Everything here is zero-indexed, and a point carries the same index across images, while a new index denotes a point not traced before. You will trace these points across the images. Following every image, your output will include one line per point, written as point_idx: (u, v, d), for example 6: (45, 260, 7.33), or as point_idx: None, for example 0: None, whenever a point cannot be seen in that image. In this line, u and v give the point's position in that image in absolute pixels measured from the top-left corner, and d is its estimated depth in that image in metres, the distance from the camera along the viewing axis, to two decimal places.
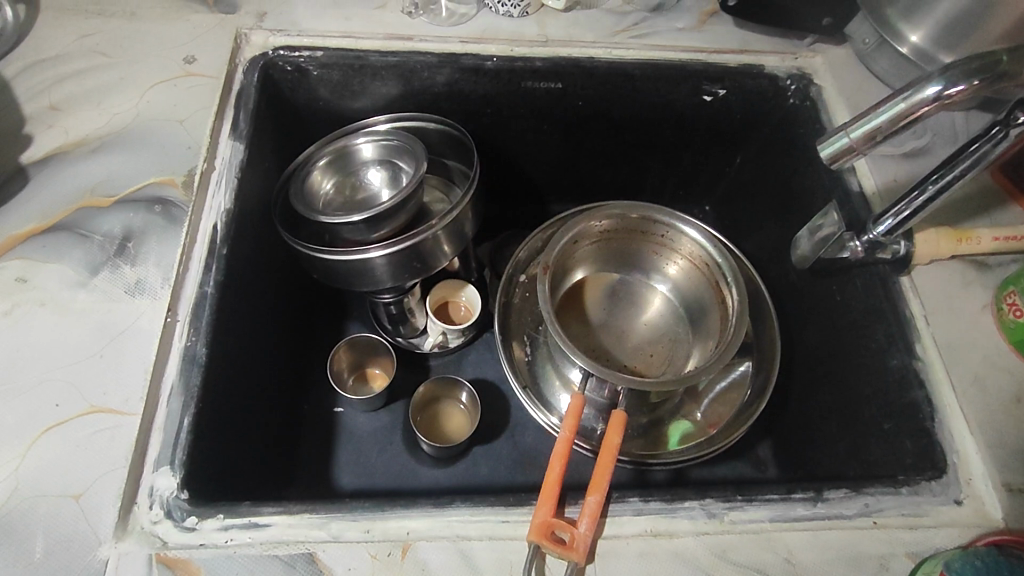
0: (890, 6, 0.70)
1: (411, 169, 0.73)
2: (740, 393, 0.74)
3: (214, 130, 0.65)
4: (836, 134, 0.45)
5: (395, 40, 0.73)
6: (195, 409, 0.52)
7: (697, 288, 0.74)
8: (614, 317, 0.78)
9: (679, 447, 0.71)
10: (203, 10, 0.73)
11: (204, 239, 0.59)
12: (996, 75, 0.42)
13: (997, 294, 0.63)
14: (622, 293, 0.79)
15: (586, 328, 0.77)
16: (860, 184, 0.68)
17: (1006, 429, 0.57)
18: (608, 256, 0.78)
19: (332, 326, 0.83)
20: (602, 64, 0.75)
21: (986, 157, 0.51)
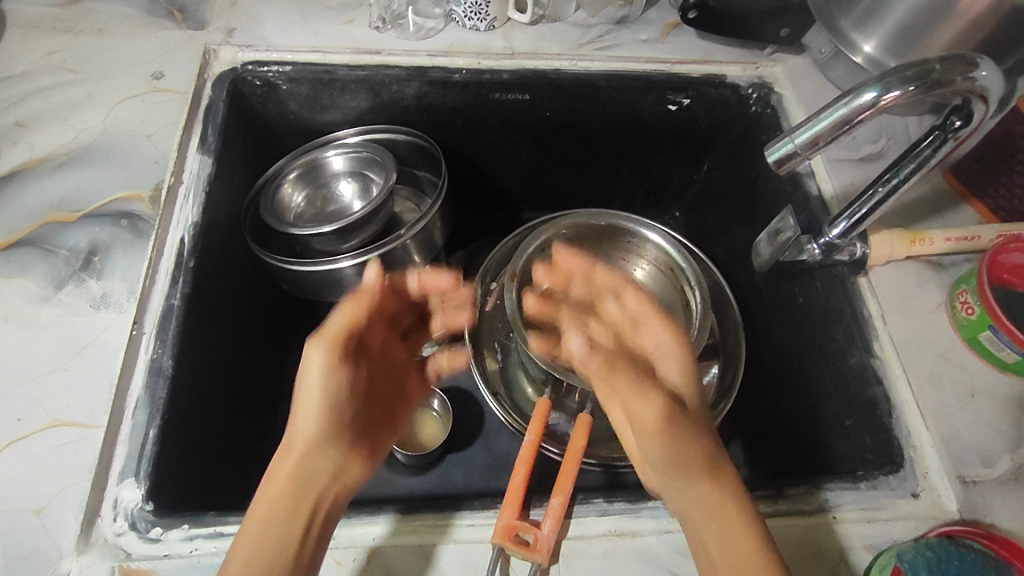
0: (843, 17, 0.72)
1: (381, 180, 0.75)
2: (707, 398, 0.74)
3: (182, 144, 0.66)
4: (782, 140, 0.46)
5: (363, 54, 0.75)
6: (160, 421, 0.52)
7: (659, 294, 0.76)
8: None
9: None
10: (172, 26, 0.74)
11: (172, 252, 0.60)
12: (930, 83, 0.43)
13: (950, 293, 0.64)
14: None
15: None
16: (819, 188, 0.70)
17: (960, 423, 0.59)
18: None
19: (306, 336, 0.83)
20: (568, 76, 0.77)
21: (929, 162, 0.53)
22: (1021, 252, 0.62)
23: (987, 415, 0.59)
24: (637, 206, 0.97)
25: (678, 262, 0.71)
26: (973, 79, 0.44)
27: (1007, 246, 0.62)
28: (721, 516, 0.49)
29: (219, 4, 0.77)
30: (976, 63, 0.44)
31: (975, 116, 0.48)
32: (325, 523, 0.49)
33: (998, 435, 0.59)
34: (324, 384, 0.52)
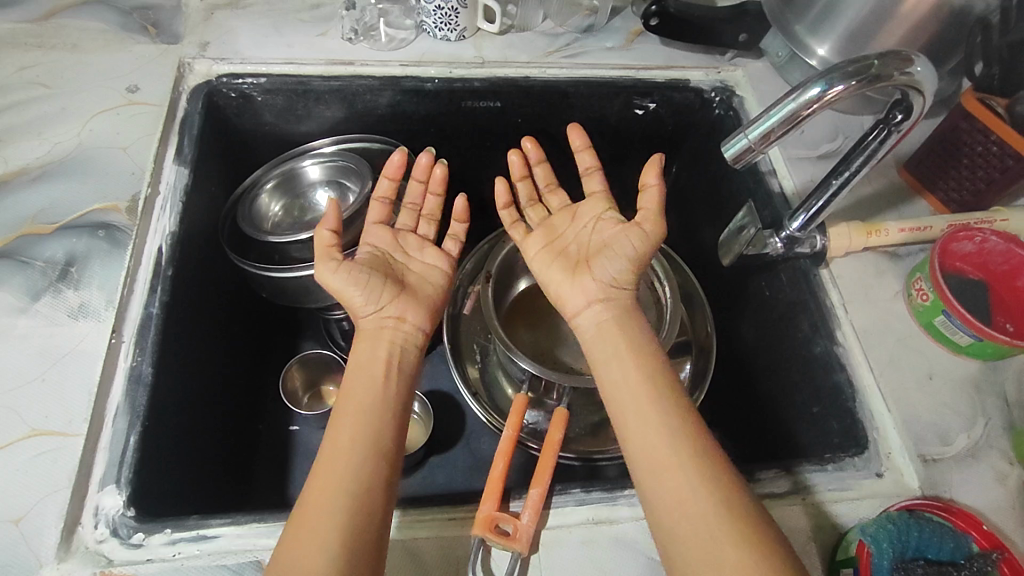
0: (797, 22, 0.75)
1: (357, 188, 0.76)
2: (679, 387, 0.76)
3: (159, 156, 0.67)
4: (737, 136, 0.49)
5: (337, 65, 0.76)
6: (141, 427, 0.53)
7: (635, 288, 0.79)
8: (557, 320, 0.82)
9: None
10: (145, 41, 0.75)
11: (149, 261, 0.60)
12: (870, 77, 0.46)
13: (907, 281, 0.68)
14: None
15: (534, 334, 0.80)
16: (781, 185, 0.73)
17: (920, 405, 0.62)
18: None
19: (286, 345, 0.84)
20: (538, 82, 0.79)
21: (875, 154, 0.55)
22: (969, 240, 0.67)
23: (944, 395, 0.62)
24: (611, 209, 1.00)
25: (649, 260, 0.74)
26: (909, 74, 0.47)
27: (958, 234, 0.66)
28: (680, 453, 0.49)
29: (193, 19, 0.78)
30: (911, 59, 0.47)
31: (914, 110, 0.51)
32: (393, 436, 0.53)
33: (955, 414, 0.61)
34: (344, 263, 0.61)
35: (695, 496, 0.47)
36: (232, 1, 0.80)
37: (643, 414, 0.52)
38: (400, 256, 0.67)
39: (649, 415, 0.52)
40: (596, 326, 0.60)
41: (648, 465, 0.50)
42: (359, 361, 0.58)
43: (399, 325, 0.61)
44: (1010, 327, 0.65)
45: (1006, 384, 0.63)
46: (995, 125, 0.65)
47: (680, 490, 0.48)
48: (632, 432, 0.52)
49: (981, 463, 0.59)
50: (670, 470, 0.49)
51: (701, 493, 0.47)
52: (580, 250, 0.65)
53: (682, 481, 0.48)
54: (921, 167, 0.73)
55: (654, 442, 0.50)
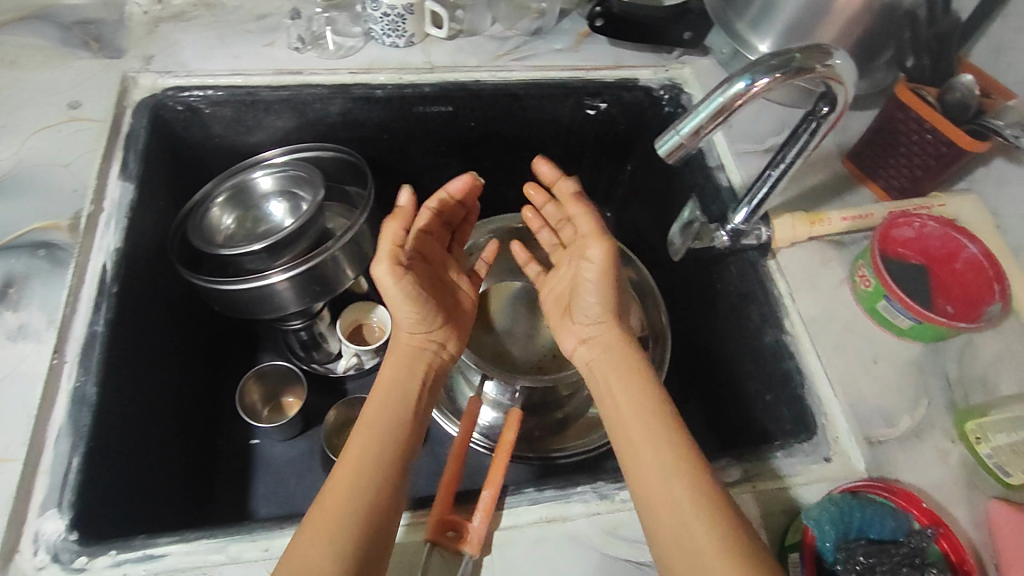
0: (738, 19, 0.77)
1: (310, 197, 0.75)
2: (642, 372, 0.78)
3: (102, 172, 0.66)
4: (668, 134, 0.50)
5: (285, 75, 0.76)
6: (84, 448, 0.52)
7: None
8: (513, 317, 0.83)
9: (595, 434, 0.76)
10: (87, 56, 0.74)
11: (93, 279, 0.60)
12: (792, 70, 0.47)
13: (852, 267, 0.69)
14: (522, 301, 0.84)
15: (491, 336, 0.81)
16: (729, 179, 0.74)
17: (865, 389, 0.63)
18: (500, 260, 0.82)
19: (244, 359, 0.85)
20: (488, 86, 0.80)
21: (806, 148, 0.58)
22: (908, 226, 0.69)
23: (888, 378, 0.64)
24: None
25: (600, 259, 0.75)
26: (831, 67, 0.48)
27: (896, 221, 0.68)
28: (668, 466, 0.50)
29: (137, 32, 0.77)
30: (831, 52, 0.48)
31: (840, 102, 0.53)
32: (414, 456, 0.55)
33: (899, 396, 0.63)
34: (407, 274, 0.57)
35: (683, 508, 0.48)
36: (176, 14, 0.79)
37: (637, 429, 0.53)
38: (443, 275, 0.67)
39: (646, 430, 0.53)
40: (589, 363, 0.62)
41: (641, 480, 0.50)
42: (389, 377, 0.59)
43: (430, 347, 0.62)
44: (950, 308, 0.68)
45: (948, 364, 0.65)
46: (928, 113, 0.67)
47: (672, 503, 0.48)
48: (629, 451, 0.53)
49: (924, 442, 0.60)
50: (660, 485, 0.49)
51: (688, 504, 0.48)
52: (568, 291, 0.66)
53: (673, 495, 0.48)
54: (862, 156, 0.75)
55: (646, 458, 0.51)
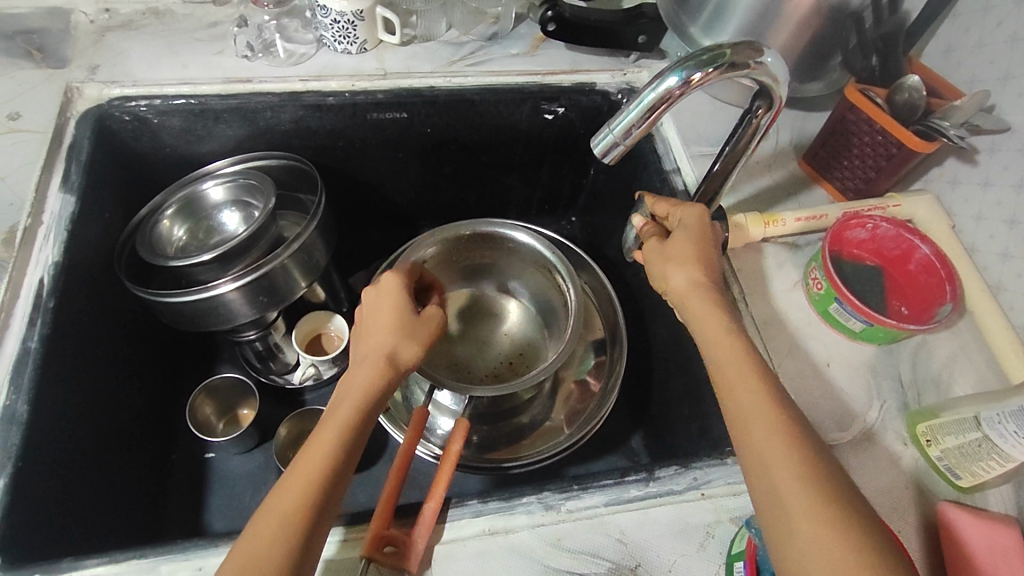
0: (692, 24, 0.76)
1: (261, 205, 0.74)
2: (602, 372, 0.78)
3: (42, 184, 0.65)
4: (603, 132, 0.50)
5: (235, 83, 0.75)
6: (11, 469, 0.51)
7: (545, 289, 0.79)
8: (469, 323, 0.83)
9: (550, 442, 0.74)
10: (31, 67, 0.73)
11: (28, 294, 0.59)
12: (723, 66, 0.47)
13: (805, 272, 0.69)
14: (480, 307, 0.84)
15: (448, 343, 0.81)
16: (685, 183, 0.73)
17: (817, 391, 0.63)
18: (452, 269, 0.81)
19: (201, 371, 0.84)
20: (442, 92, 0.79)
21: (741, 147, 0.59)
22: (861, 228, 0.68)
23: (841, 381, 0.64)
24: (537, 214, 1.00)
25: (554, 263, 0.74)
26: (761, 64, 0.48)
27: (849, 222, 0.68)
28: (789, 472, 0.43)
29: (83, 42, 0.76)
30: (762, 49, 0.48)
31: (775, 99, 0.53)
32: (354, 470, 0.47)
33: (851, 399, 0.63)
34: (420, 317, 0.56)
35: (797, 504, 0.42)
36: (124, 22, 0.78)
37: (751, 406, 0.47)
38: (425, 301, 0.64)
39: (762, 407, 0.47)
40: (691, 330, 0.55)
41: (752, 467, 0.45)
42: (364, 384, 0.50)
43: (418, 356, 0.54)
44: (904, 310, 0.66)
45: (901, 367, 0.65)
46: (877, 115, 0.66)
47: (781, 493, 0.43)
48: (736, 431, 0.47)
49: (876, 446, 0.60)
50: (774, 470, 0.44)
51: (808, 506, 0.42)
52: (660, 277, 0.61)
53: (787, 490, 0.43)
54: (818, 157, 0.75)
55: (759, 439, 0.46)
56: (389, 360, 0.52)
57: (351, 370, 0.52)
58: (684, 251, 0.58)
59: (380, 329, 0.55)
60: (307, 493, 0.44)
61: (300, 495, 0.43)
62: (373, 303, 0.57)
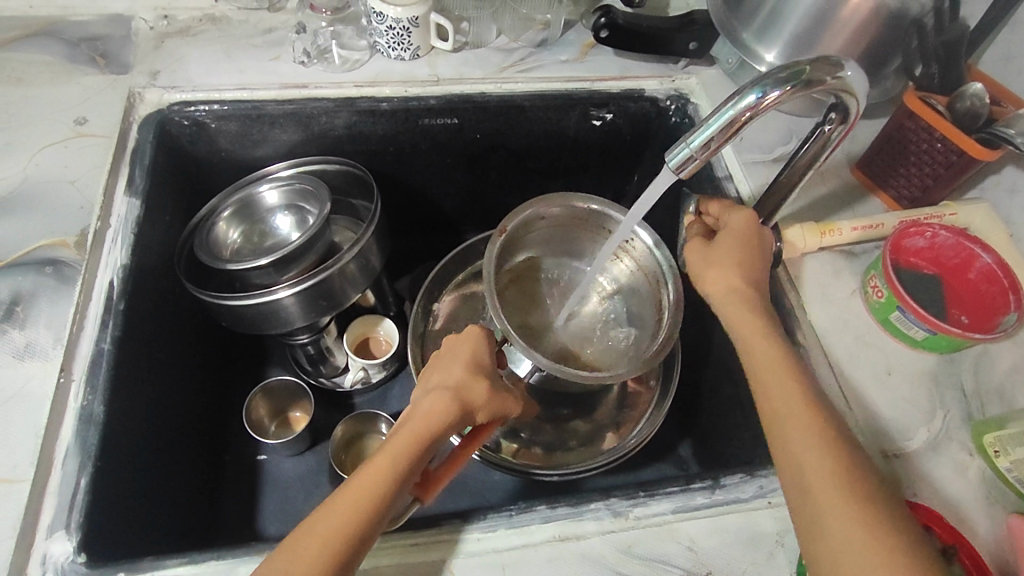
0: (744, 29, 0.76)
1: (317, 210, 0.75)
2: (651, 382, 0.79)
3: (109, 189, 0.66)
4: (679, 147, 0.50)
5: (291, 89, 0.76)
6: (91, 468, 0.52)
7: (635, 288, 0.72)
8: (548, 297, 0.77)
9: (604, 449, 0.75)
10: (93, 72, 0.74)
11: (100, 295, 0.60)
12: (803, 82, 0.46)
13: (863, 279, 0.68)
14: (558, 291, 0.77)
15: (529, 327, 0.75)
16: (738, 190, 0.74)
17: (880, 400, 0.63)
18: (551, 243, 0.75)
19: (253, 373, 0.85)
20: (493, 98, 0.79)
21: (815, 158, 0.58)
22: (920, 236, 0.68)
23: (904, 390, 0.63)
24: None
25: (661, 268, 0.67)
26: (840, 78, 0.48)
27: (908, 231, 0.67)
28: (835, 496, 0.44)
29: (143, 48, 0.77)
30: (841, 65, 0.48)
31: (850, 112, 0.52)
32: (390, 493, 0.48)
33: (915, 409, 0.62)
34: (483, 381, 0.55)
35: (851, 555, 0.42)
36: (183, 29, 0.79)
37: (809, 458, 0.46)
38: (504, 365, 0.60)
39: (810, 442, 0.46)
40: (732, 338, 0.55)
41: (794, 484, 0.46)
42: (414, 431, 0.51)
43: (477, 406, 0.54)
44: (965, 319, 0.66)
45: (964, 376, 0.65)
46: (937, 121, 0.66)
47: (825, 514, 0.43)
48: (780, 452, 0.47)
49: (942, 456, 0.60)
50: (830, 526, 0.43)
51: (858, 542, 0.42)
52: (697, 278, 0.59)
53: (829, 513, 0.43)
54: (872, 165, 0.75)
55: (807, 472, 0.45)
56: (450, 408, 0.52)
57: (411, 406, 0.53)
58: (726, 256, 0.58)
59: (451, 368, 0.56)
60: (351, 516, 0.46)
61: (343, 517, 0.46)
62: (448, 347, 0.58)
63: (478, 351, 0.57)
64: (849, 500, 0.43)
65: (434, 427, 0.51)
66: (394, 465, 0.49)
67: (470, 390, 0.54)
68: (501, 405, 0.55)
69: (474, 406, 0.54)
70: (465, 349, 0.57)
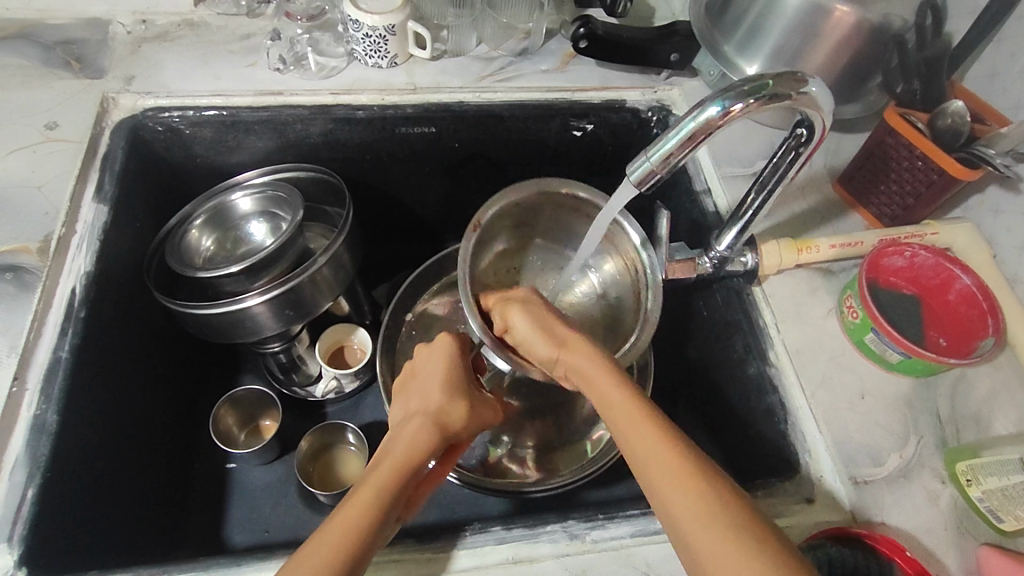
0: (725, 42, 0.75)
1: (289, 217, 0.74)
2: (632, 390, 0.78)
3: (76, 195, 0.66)
4: (640, 159, 0.49)
5: (266, 96, 0.75)
6: (40, 479, 0.52)
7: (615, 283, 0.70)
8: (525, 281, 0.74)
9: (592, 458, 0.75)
10: (67, 77, 0.74)
11: (60, 303, 0.59)
12: (767, 96, 0.45)
13: (839, 298, 0.67)
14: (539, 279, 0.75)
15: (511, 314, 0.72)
16: (716, 205, 0.73)
17: (851, 423, 0.61)
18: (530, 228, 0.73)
19: (227, 380, 0.85)
20: (471, 108, 0.78)
21: (787, 178, 0.56)
22: (899, 256, 0.66)
23: (877, 415, 0.62)
24: None
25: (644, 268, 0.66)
26: (805, 93, 0.47)
27: (886, 250, 0.65)
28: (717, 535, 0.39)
29: (119, 52, 0.77)
30: (805, 79, 0.47)
31: (815, 128, 0.52)
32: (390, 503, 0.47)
33: (888, 434, 0.61)
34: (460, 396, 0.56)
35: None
36: (160, 34, 0.79)
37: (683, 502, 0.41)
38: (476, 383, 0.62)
39: (665, 457, 0.43)
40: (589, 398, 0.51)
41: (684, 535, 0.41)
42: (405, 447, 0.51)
43: (456, 427, 0.55)
44: (943, 341, 0.64)
45: (939, 401, 0.63)
46: (917, 139, 0.65)
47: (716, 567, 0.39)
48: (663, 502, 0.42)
49: (913, 483, 0.58)
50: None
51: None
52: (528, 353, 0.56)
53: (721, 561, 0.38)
54: (853, 182, 0.73)
55: (666, 488, 0.42)
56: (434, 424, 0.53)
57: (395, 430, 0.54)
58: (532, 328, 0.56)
59: (429, 388, 0.57)
60: (357, 524, 0.44)
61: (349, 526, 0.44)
62: (421, 368, 0.59)
63: (451, 364, 0.58)
64: (720, 516, 0.40)
65: (418, 449, 0.51)
66: (392, 476, 0.48)
67: (447, 412, 0.55)
68: (479, 418, 0.57)
69: (455, 421, 0.55)
70: (440, 366, 0.58)
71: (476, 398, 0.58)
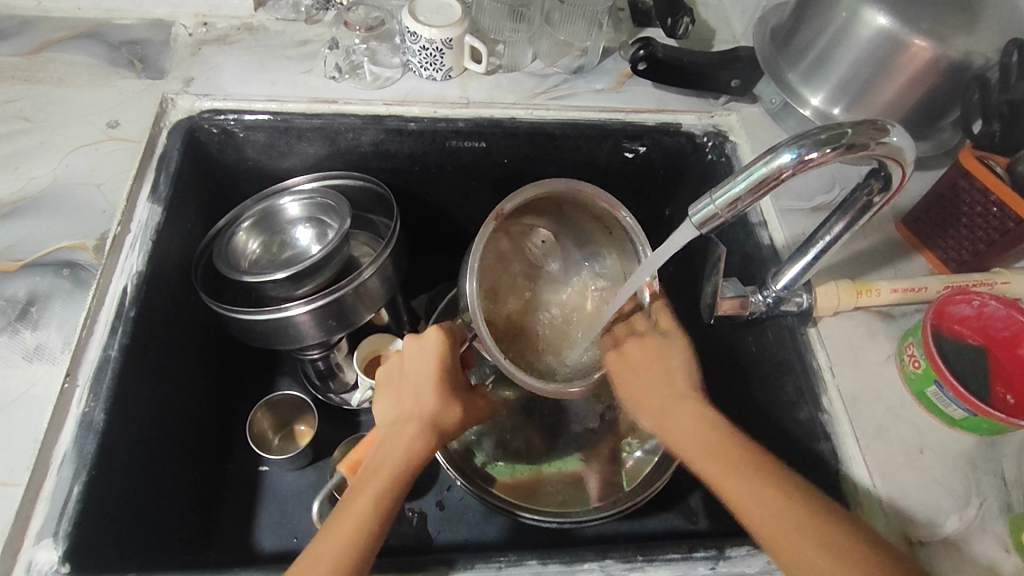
0: (790, 71, 0.72)
1: (336, 225, 0.74)
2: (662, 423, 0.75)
3: (132, 195, 0.66)
4: (703, 203, 0.47)
5: (319, 103, 0.75)
6: (86, 476, 0.52)
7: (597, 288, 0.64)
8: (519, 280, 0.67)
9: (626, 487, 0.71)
10: (129, 76, 0.75)
11: (113, 300, 0.60)
12: (845, 146, 0.43)
13: (900, 344, 0.64)
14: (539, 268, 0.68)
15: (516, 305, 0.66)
16: (771, 238, 0.71)
17: (908, 479, 0.58)
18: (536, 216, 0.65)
19: (263, 383, 0.85)
20: (523, 124, 0.77)
21: (855, 223, 0.54)
22: (967, 304, 0.62)
23: (935, 472, 0.58)
24: None
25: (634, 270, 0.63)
26: (885, 143, 0.44)
27: (953, 298, 0.62)
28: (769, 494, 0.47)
29: (180, 54, 0.78)
30: (886, 128, 0.44)
31: (893, 178, 0.49)
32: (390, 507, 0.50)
33: (947, 493, 0.57)
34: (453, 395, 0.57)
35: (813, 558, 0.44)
36: (220, 37, 0.80)
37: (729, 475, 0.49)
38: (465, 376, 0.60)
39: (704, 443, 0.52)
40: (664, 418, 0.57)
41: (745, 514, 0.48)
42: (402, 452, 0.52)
43: (450, 430, 0.56)
44: (1010, 399, 0.61)
45: (1005, 462, 0.59)
46: (993, 184, 0.61)
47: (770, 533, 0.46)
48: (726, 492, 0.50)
49: (974, 548, 0.55)
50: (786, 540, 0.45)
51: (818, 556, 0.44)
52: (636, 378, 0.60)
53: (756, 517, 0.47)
54: (919, 224, 0.70)
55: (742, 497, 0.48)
56: (430, 428, 0.55)
57: (391, 432, 0.55)
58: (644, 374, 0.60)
59: (421, 385, 0.57)
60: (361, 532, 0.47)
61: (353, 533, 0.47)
62: (411, 359, 0.58)
63: (446, 355, 0.56)
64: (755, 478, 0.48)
65: (414, 456, 0.53)
66: (390, 485, 0.50)
67: (442, 413, 0.56)
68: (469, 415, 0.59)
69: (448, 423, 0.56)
70: (432, 361, 0.57)
71: (465, 401, 0.59)
